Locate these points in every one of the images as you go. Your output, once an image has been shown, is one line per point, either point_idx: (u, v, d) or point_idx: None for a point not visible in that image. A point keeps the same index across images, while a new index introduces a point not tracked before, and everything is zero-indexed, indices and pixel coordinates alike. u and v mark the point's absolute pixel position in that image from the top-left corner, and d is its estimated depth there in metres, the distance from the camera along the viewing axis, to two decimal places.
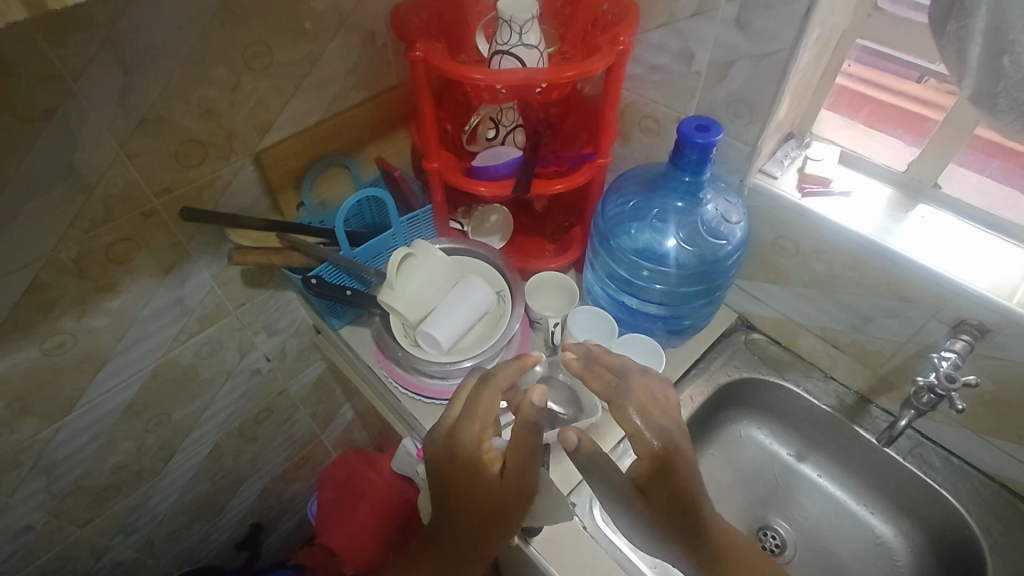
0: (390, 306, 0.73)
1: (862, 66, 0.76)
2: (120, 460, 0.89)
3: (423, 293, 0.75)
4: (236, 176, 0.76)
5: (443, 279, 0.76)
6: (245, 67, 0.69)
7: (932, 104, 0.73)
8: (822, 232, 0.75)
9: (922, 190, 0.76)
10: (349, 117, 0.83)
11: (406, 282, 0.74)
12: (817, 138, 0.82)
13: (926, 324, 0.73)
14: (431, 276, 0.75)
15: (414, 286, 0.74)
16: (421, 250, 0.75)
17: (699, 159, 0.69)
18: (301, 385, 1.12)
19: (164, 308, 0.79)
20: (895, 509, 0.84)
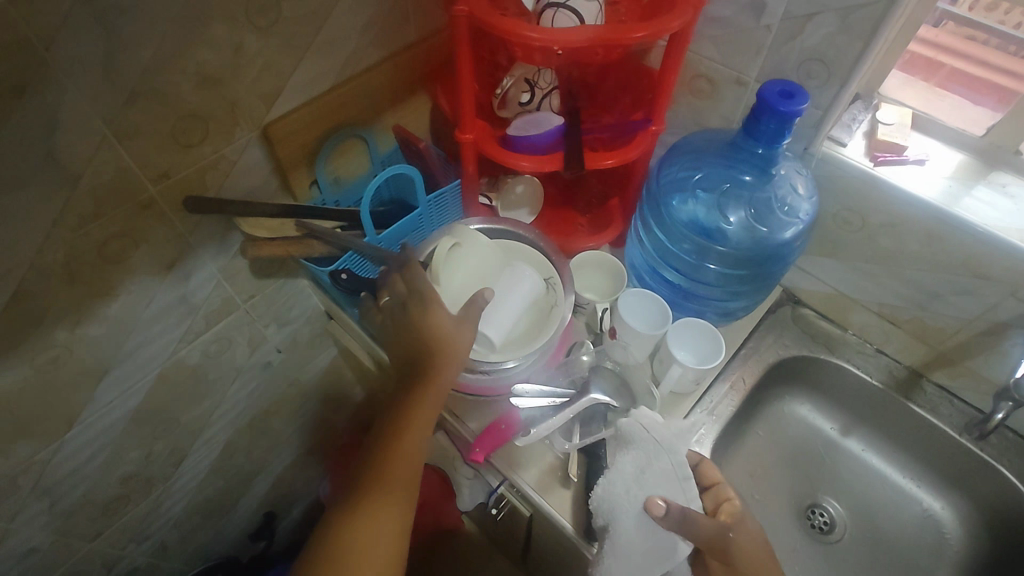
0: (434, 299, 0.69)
1: (949, 25, 0.69)
2: (127, 470, 0.82)
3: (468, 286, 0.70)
4: (242, 156, 0.66)
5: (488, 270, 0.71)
6: (249, 26, 0.58)
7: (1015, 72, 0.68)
8: (894, 204, 0.70)
9: (1002, 157, 0.70)
10: (366, 82, 0.72)
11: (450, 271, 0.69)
12: (886, 99, 0.75)
13: (1002, 302, 0.68)
14: (476, 267, 0.70)
15: (459, 278, 0.70)
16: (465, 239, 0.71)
17: (778, 128, 0.61)
18: (313, 371, 1.05)
19: (167, 308, 0.70)
20: (944, 483, 0.82)
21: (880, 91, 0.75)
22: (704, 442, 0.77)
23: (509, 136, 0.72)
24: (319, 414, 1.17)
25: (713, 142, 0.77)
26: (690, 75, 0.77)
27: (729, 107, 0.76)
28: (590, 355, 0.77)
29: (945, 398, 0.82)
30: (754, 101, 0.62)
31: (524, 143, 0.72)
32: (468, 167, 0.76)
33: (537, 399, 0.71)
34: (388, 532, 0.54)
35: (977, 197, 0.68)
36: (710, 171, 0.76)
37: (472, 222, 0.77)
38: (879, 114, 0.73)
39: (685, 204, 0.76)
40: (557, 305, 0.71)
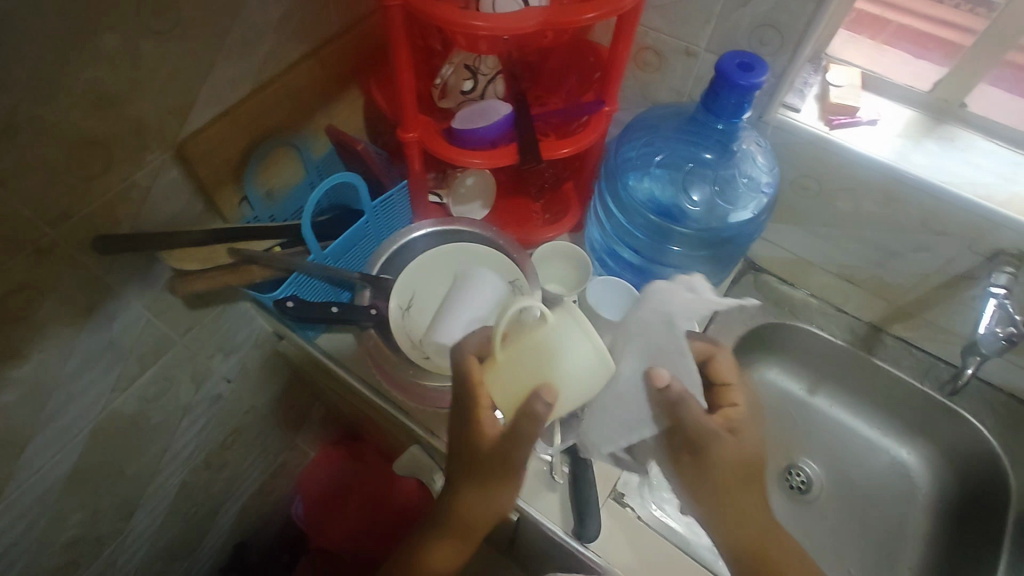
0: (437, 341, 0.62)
1: None
2: (71, 534, 0.75)
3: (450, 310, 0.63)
4: (156, 181, 0.58)
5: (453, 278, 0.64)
6: (143, 31, 0.49)
7: (961, 26, 0.69)
8: (851, 168, 0.69)
9: (948, 111, 0.71)
10: (290, 82, 0.65)
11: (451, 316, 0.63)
12: (834, 59, 0.74)
13: (957, 256, 0.70)
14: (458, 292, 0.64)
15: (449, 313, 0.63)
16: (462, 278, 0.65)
17: (738, 103, 0.58)
18: (269, 394, 0.98)
19: (92, 359, 0.63)
20: (908, 430, 0.86)
21: (828, 52, 0.74)
22: None
23: (455, 131, 0.67)
24: (280, 436, 1.10)
25: (666, 119, 0.74)
26: (637, 48, 0.73)
27: (680, 80, 0.73)
28: None
29: (905, 349, 0.84)
30: (712, 76, 0.59)
31: (472, 138, 0.66)
32: (414, 168, 0.71)
33: None
34: (440, 557, 0.61)
35: (929, 153, 0.68)
36: (667, 149, 0.73)
37: (424, 225, 0.72)
38: (829, 75, 0.72)
39: (645, 185, 0.74)
40: (528, 309, 0.67)
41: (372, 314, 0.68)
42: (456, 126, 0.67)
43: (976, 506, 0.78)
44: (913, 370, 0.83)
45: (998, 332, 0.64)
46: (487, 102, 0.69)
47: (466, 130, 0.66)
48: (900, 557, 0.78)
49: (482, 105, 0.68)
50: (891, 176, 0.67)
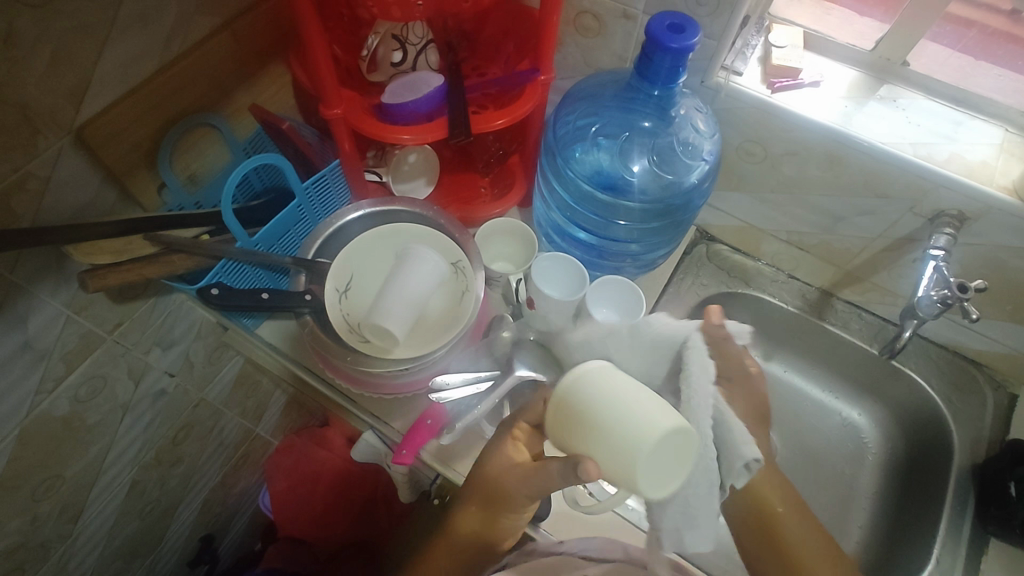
0: (381, 330, 0.61)
1: None
2: (10, 541, 0.73)
3: (393, 303, 0.61)
4: (56, 169, 0.54)
5: (396, 271, 0.63)
6: (15, 4, 0.45)
7: None
8: (794, 132, 0.67)
9: (891, 70, 0.69)
10: (201, 58, 0.61)
11: (385, 306, 0.61)
12: (777, 19, 0.72)
13: (901, 218, 0.70)
14: (400, 284, 0.62)
15: (388, 303, 0.61)
16: (397, 266, 0.63)
17: (672, 66, 0.56)
18: (220, 387, 0.96)
19: (7, 362, 0.59)
20: (860, 393, 0.86)
21: (770, 11, 0.72)
22: None
23: (386, 106, 0.63)
24: (239, 427, 1.08)
25: (607, 85, 0.71)
26: (574, 12, 0.70)
27: (621, 44, 0.70)
28: (510, 330, 0.72)
29: (855, 313, 0.85)
30: (643, 40, 0.56)
31: (402, 114, 0.63)
32: (344, 146, 0.67)
33: (459, 389, 0.66)
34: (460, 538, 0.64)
35: (873, 114, 0.67)
36: (610, 119, 0.71)
37: (360, 207, 0.69)
38: (772, 36, 0.70)
39: (591, 157, 0.71)
40: (469, 289, 0.65)
41: (308, 299, 0.63)
42: (388, 101, 0.63)
43: (919, 464, 0.79)
44: (862, 334, 0.83)
45: (933, 295, 0.65)
46: (420, 73, 0.65)
47: (397, 106, 0.63)
48: (850, 516, 0.80)
49: (416, 77, 0.65)
50: (834, 139, 0.65)
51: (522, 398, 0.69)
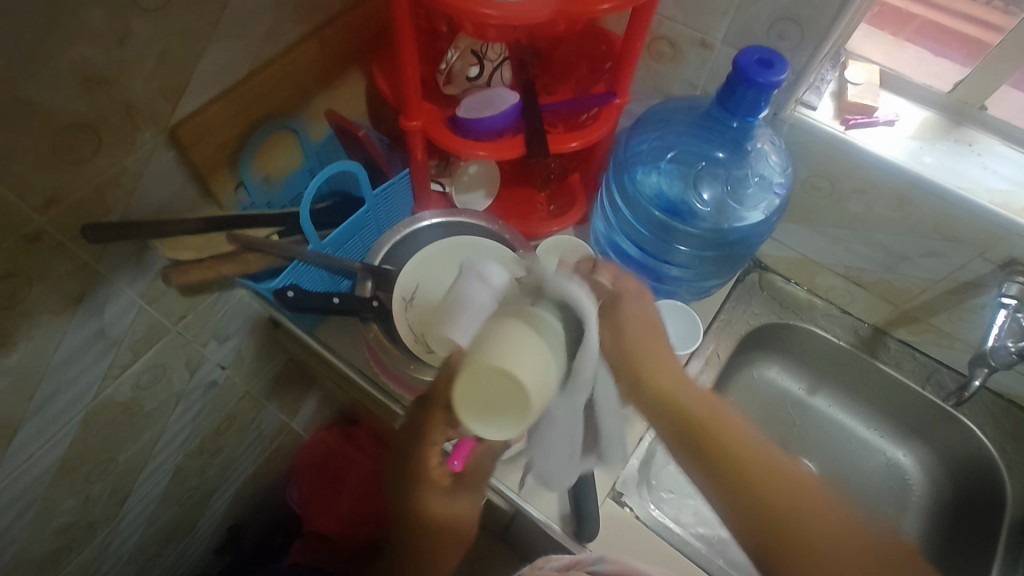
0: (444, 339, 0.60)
1: None
2: (63, 520, 0.75)
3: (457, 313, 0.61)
4: (148, 165, 0.56)
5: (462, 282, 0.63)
6: (133, 8, 0.47)
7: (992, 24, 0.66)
8: (866, 169, 0.67)
9: (968, 114, 0.69)
10: (288, 65, 0.62)
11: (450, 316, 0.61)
12: (852, 55, 0.72)
13: (969, 263, 0.69)
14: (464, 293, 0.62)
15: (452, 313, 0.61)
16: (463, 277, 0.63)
17: (755, 99, 0.56)
18: (265, 382, 0.97)
19: (82, 346, 0.61)
20: (906, 434, 0.85)
21: (847, 47, 0.72)
22: None
23: (458, 123, 0.65)
24: (276, 422, 1.09)
25: (679, 113, 0.72)
26: (650, 37, 0.71)
27: (694, 72, 0.71)
28: None
29: (908, 353, 0.84)
30: (728, 72, 0.57)
31: (475, 129, 0.64)
32: (416, 156, 0.68)
33: None
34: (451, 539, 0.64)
35: (947, 157, 0.66)
36: (679, 145, 0.72)
37: (428, 217, 0.70)
38: (847, 73, 0.70)
39: (654, 180, 0.72)
40: None
41: (375, 306, 0.64)
42: (460, 116, 0.64)
43: (967, 511, 0.78)
44: (914, 374, 0.82)
45: (1010, 347, 0.65)
46: (495, 88, 0.66)
47: (470, 121, 0.64)
48: None
49: (492, 93, 0.65)
50: (906, 179, 0.65)
51: None
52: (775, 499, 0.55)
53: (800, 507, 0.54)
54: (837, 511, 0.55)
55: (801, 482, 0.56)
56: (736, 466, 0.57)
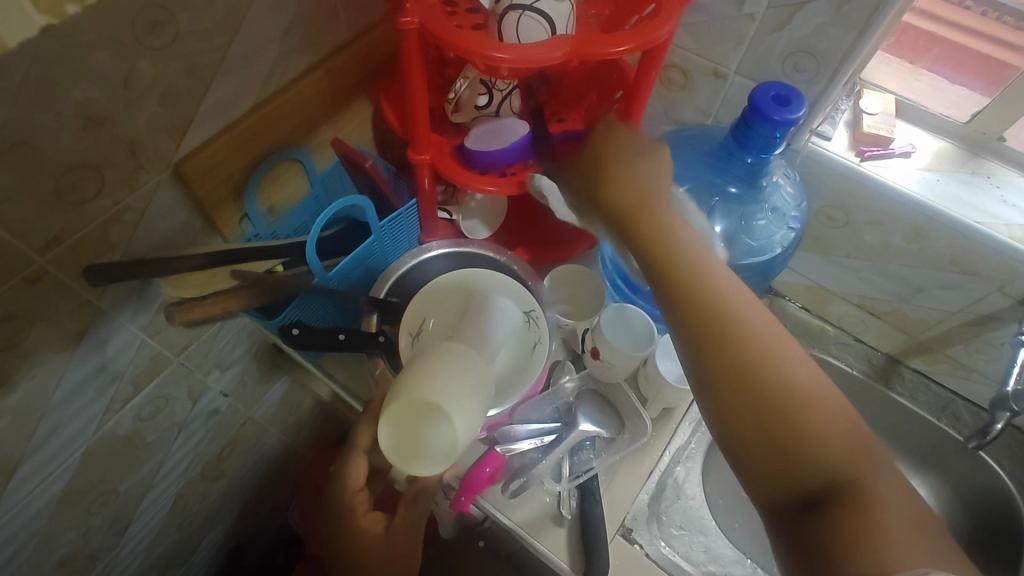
0: None
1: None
2: (63, 552, 0.73)
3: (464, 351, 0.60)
4: (152, 202, 0.55)
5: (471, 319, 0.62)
6: (137, 47, 0.46)
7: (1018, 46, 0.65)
8: (882, 201, 0.66)
9: (986, 145, 0.67)
10: (294, 97, 0.61)
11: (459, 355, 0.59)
12: (867, 84, 0.71)
13: (986, 296, 0.67)
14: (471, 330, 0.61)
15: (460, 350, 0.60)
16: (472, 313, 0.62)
17: (771, 136, 0.55)
18: (268, 407, 0.96)
19: (84, 382, 0.60)
20: (921, 465, 0.84)
21: (862, 76, 0.71)
22: (697, 458, 0.77)
23: (465, 159, 0.64)
24: (279, 445, 1.07)
25: (694, 144, 0.71)
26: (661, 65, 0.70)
27: (706, 101, 0.70)
28: (572, 380, 0.72)
29: (922, 383, 0.82)
30: (744, 107, 0.55)
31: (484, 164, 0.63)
32: (423, 188, 0.67)
33: (523, 441, 0.66)
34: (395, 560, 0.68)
35: (965, 189, 0.65)
36: (692, 178, 0.70)
37: (435, 247, 0.70)
38: (862, 102, 0.69)
39: None
40: (541, 342, 0.65)
41: (381, 341, 0.63)
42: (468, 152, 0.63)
43: (983, 547, 0.76)
44: (929, 405, 0.81)
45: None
46: (505, 119, 0.65)
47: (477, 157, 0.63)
48: None
49: (502, 125, 0.64)
50: (923, 213, 0.64)
51: (585, 452, 0.69)
52: (781, 400, 0.40)
53: (799, 393, 0.40)
54: (856, 416, 0.40)
55: (823, 389, 0.41)
56: (742, 362, 0.41)
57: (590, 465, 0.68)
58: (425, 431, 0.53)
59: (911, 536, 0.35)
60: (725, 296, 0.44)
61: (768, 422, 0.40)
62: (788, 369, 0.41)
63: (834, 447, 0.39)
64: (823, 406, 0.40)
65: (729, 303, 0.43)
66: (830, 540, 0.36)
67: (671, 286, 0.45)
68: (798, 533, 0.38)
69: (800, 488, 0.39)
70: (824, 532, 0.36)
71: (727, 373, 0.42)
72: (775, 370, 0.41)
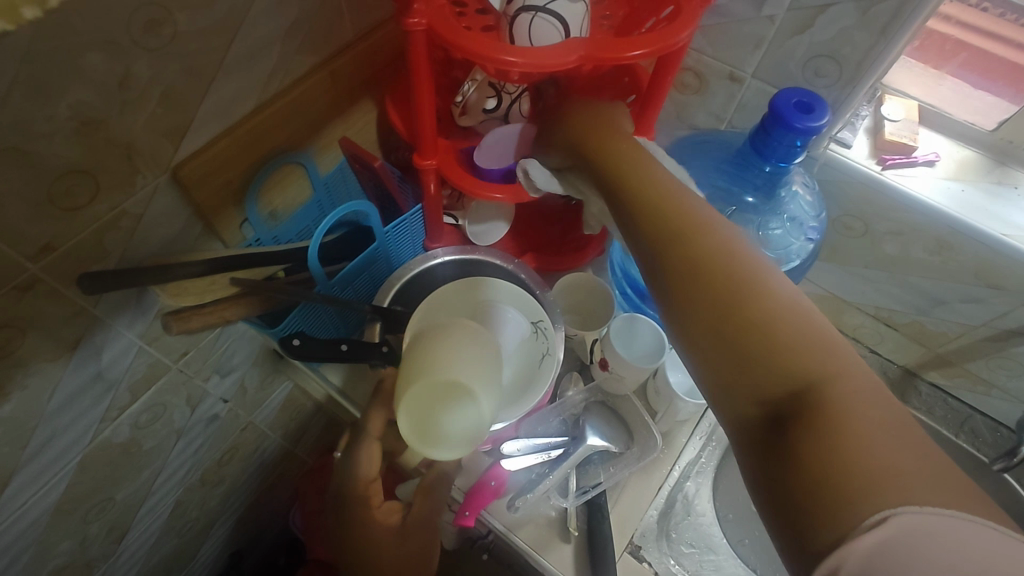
0: None
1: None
2: (59, 561, 0.72)
3: None
4: (149, 207, 0.53)
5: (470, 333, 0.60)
6: (134, 48, 0.44)
7: None
8: (904, 211, 0.63)
9: (1013, 154, 0.65)
10: (297, 99, 0.60)
11: None
12: (889, 89, 0.69)
13: (1010, 311, 0.65)
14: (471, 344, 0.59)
15: None
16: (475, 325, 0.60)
17: (792, 145, 0.53)
18: (269, 411, 0.94)
19: (79, 392, 0.58)
20: None
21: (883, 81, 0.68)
22: (707, 471, 0.75)
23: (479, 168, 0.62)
24: (280, 449, 1.06)
25: (710, 149, 0.69)
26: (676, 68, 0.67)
27: (721, 105, 0.67)
28: (580, 392, 0.70)
29: (940, 398, 0.80)
30: (764, 113, 0.53)
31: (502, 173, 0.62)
32: (429, 193, 0.65)
33: (529, 458, 0.65)
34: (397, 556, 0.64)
35: (988, 199, 0.62)
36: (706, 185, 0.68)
37: (440, 254, 0.67)
38: (884, 108, 0.66)
39: None
40: (549, 354, 0.62)
41: (384, 351, 0.60)
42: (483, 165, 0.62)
43: None
44: (947, 420, 0.79)
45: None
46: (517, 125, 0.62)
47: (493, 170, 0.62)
48: None
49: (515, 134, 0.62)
50: (948, 224, 0.61)
51: (592, 466, 0.67)
52: (739, 311, 0.34)
53: (759, 293, 0.34)
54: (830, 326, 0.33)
55: (796, 303, 0.34)
56: (700, 279, 0.36)
57: (598, 480, 0.66)
58: (461, 412, 0.51)
59: (891, 449, 0.27)
60: (683, 204, 0.40)
61: (724, 332, 0.34)
62: (760, 276, 0.35)
63: (805, 355, 0.32)
64: (802, 322, 0.33)
65: (694, 214, 0.39)
66: (798, 468, 0.28)
67: (629, 210, 0.43)
68: (767, 455, 0.30)
69: (765, 407, 0.32)
70: (789, 455, 0.29)
71: (685, 278, 0.36)
72: (731, 284, 0.35)
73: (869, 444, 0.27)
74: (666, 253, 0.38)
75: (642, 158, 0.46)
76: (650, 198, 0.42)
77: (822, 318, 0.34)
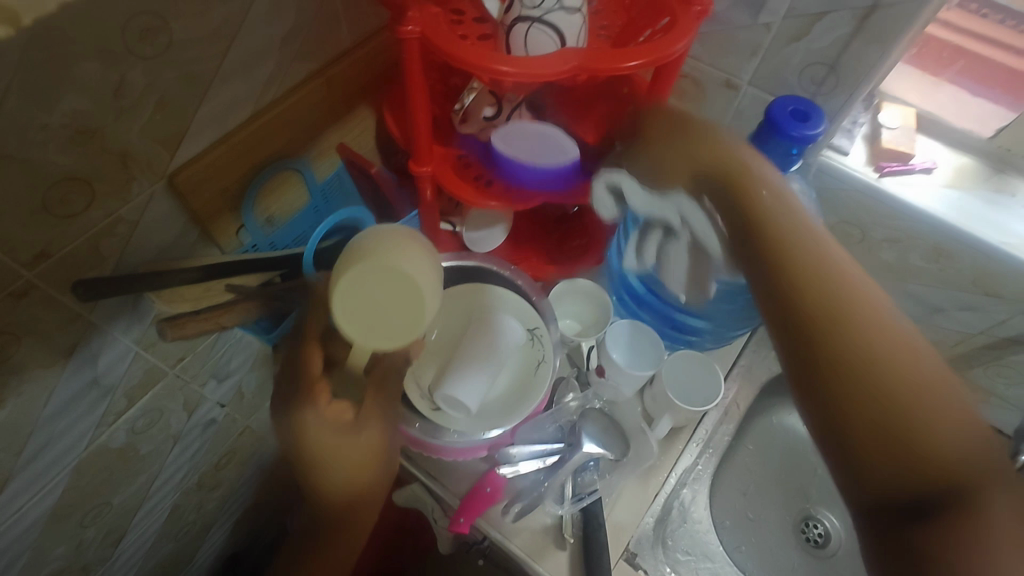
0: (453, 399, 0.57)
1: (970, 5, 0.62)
2: (56, 565, 0.72)
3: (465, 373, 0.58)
4: (145, 214, 0.53)
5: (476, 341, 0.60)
6: (130, 57, 0.44)
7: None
8: (901, 219, 0.63)
9: (1009, 161, 0.65)
10: (294, 105, 0.60)
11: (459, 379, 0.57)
12: (887, 96, 0.68)
13: (1008, 319, 0.65)
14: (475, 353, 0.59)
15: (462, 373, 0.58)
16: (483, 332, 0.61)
17: (787, 154, 0.53)
18: (266, 416, 0.94)
19: (75, 397, 0.58)
20: None
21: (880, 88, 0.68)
22: (705, 477, 0.75)
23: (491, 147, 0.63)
24: (278, 453, 1.06)
25: None
26: None
27: (717, 112, 0.67)
28: (576, 398, 0.69)
29: None
30: (760, 121, 0.53)
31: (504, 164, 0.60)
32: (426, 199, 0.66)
33: (525, 464, 0.64)
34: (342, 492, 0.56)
35: (985, 207, 0.62)
36: None
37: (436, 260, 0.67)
38: (881, 115, 0.66)
39: None
40: (545, 362, 0.62)
41: None
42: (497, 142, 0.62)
43: None
44: None
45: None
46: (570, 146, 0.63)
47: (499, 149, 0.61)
48: None
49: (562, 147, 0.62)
50: (944, 232, 0.61)
51: (589, 473, 0.66)
52: (883, 392, 0.37)
53: (900, 375, 0.37)
54: (973, 409, 0.36)
55: (942, 389, 0.36)
56: (846, 358, 0.39)
57: (595, 487, 0.65)
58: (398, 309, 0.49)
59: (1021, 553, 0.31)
60: (840, 279, 0.42)
61: (865, 413, 0.37)
62: (905, 361, 0.37)
63: (959, 438, 0.34)
64: (944, 412, 0.35)
65: (845, 288, 0.42)
66: (928, 548, 0.32)
67: (773, 271, 0.45)
68: (895, 538, 0.34)
69: (907, 493, 0.34)
70: (914, 543, 0.33)
71: (824, 359, 0.40)
72: (884, 363, 0.38)
73: (1002, 542, 0.31)
74: (819, 336, 0.40)
75: (785, 210, 0.48)
76: (806, 272, 0.43)
77: (958, 389, 0.36)
